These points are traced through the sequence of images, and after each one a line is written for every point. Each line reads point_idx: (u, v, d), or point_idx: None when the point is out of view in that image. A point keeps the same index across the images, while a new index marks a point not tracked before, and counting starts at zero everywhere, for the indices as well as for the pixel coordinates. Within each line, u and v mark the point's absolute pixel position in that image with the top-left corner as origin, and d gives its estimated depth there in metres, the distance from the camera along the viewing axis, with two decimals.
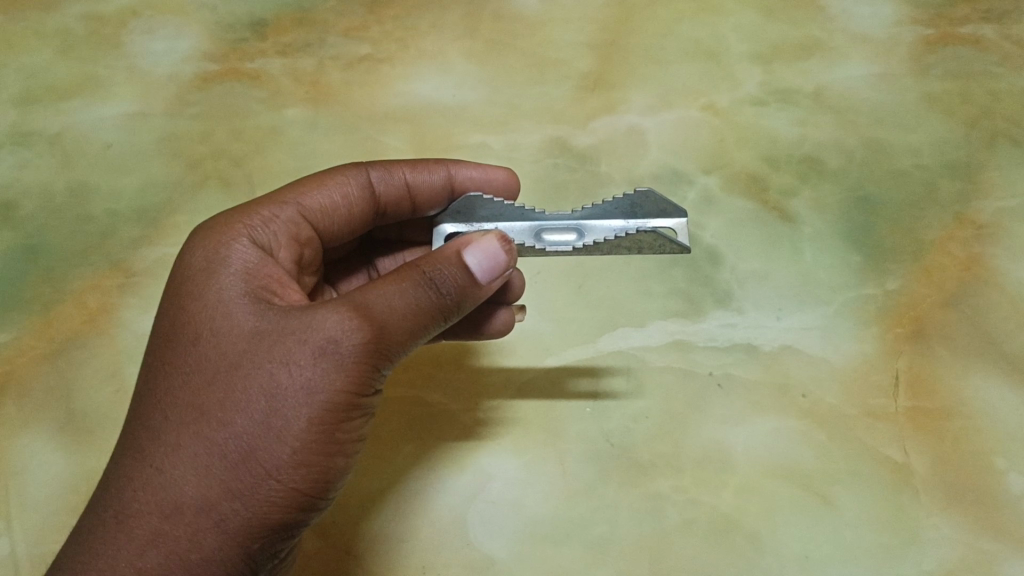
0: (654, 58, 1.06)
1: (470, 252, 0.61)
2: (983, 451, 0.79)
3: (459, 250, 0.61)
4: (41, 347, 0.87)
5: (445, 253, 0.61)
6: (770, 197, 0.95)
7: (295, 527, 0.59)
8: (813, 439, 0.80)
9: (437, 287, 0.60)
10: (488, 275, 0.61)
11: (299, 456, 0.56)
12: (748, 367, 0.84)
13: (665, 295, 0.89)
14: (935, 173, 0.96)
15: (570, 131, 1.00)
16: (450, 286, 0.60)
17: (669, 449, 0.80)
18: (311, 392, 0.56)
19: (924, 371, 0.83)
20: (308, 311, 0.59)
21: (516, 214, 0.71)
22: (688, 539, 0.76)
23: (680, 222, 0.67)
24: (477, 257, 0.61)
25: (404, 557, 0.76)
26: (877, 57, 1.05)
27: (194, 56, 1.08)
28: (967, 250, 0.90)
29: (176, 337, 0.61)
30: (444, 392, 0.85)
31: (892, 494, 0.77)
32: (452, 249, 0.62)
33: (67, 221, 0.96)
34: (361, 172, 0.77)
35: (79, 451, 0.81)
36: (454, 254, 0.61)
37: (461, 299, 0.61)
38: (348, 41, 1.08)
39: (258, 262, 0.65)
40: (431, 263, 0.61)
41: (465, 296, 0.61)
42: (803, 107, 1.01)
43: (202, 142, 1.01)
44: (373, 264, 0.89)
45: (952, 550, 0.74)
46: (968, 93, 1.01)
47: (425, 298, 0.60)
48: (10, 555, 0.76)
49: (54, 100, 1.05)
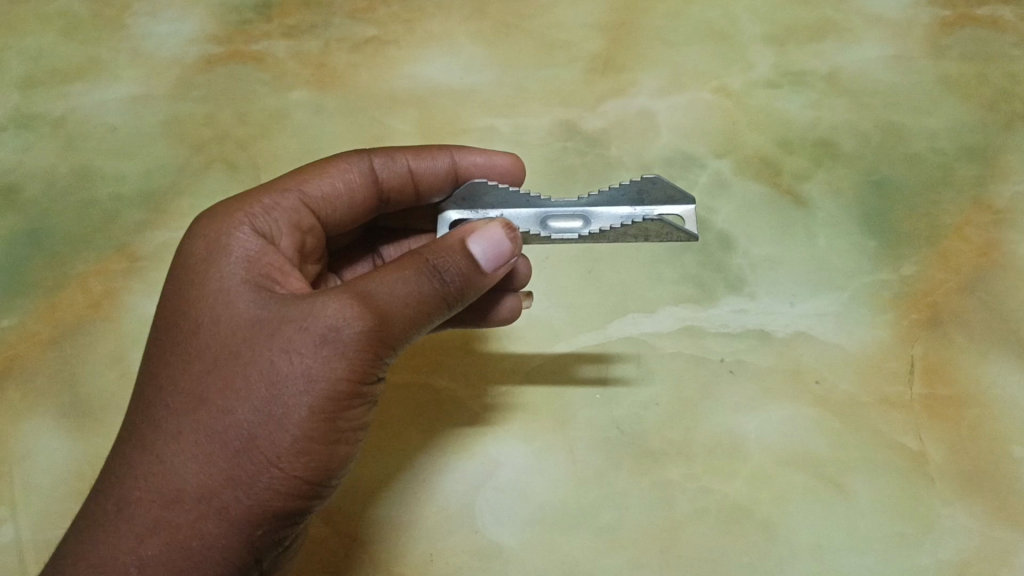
0: (665, 40, 1.04)
1: (474, 239, 0.60)
2: (1000, 439, 0.77)
3: (462, 238, 0.60)
4: (45, 332, 0.86)
5: (449, 242, 0.60)
6: (783, 181, 0.93)
7: (298, 516, 0.58)
8: (826, 427, 0.79)
9: (440, 275, 0.59)
10: (491, 263, 0.61)
11: (300, 445, 0.55)
12: (760, 354, 0.82)
13: (676, 280, 0.87)
14: (952, 157, 0.94)
15: (580, 114, 0.99)
16: (454, 275, 0.59)
17: (680, 436, 0.79)
18: (311, 380, 0.55)
19: (940, 358, 0.81)
20: (309, 299, 0.58)
21: (521, 201, 0.70)
22: (699, 528, 0.75)
23: (688, 209, 0.66)
24: (482, 245, 0.60)
25: (410, 545, 0.75)
26: (892, 38, 1.03)
27: (199, 38, 1.06)
28: (984, 235, 0.88)
29: (176, 326, 0.60)
30: (451, 378, 0.84)
31: (907, 483, 0.76)
32: (455, 237, 0.61)
33: (72, 206, 0.95)
34: (363, 159, 0.75)
35: (84, 437, 0.80)
36: (457, 243, 0.60)
37: (464, 288, 0.60)
38: (354, 23, 1.07)
39: (259, 249, 0.64)
40: (435, 252, 0.60)
41: (469, 285, 0.60)
42: (816, 89, 0.99)
43: (207, 125, 1.00)
44: (378, 251, 0.88)
45: (968, 540, 0.73)
46: (986, 75, 0.99)
47: (428, 286, 0.59)
48: (15, 542, 0.76)
49: (57, 83, 1.04)
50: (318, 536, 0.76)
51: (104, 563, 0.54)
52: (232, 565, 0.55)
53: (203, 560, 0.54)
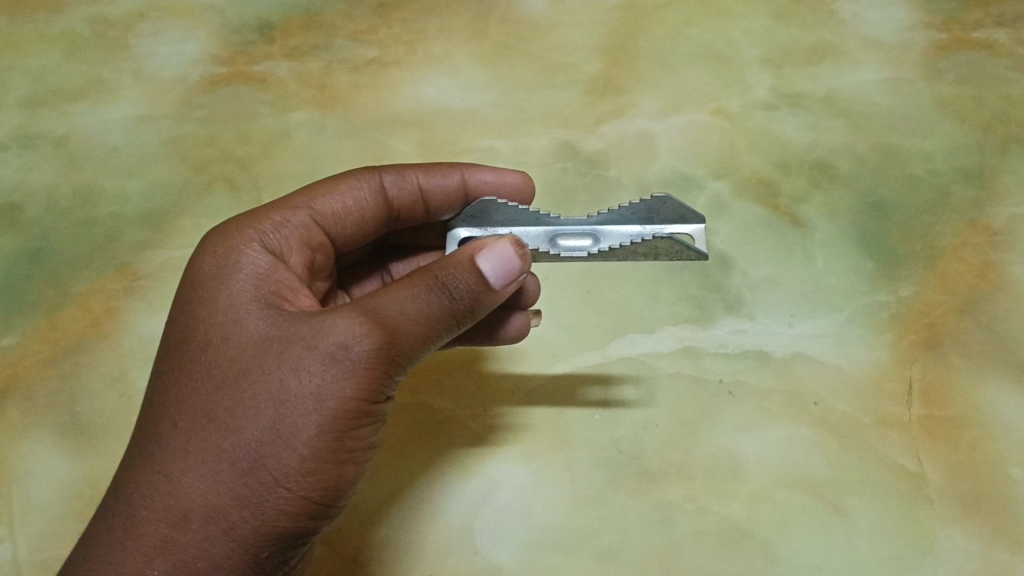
0: (663, 62, 1.05)
1: (485, 256, 0.60)
2: (998, 460, 0.78)
3: (473, 255, 0.60)
4: (45, 351, 0.86)
5: (459, 258, 0.60)
6: (782, 203, 0.94)
7: (304, 536, 0.58)
8: (825, 448, 0.79)
9: (450, 292, 0.59)
10: (503, 280, 0.60)
11: (308, 464, 0.55)
12: (759, 375, 0.83)
13: (675, 300, 0.88)
14: (948, 178, 0.94)
15: (579, 136, 1.00)
16: (463, 291, 0.59)
17: (679, 457, 0.79)
18: (321, 399, 0.55)
19: (938, 379, 0.82)
20: (319, 317, 0.58)
21: (531, 219, 0.70)
22: (698, 549, 0.74)
23: (698, 229, 0.67)
24: (493, 262, 0.60)
25: (408, 565, 0.75)
26: (888, 62, 1.04)
27: (202, 60, 1.07)
28: (981, 257, 0.89)
29: (185, 342, 0.60)
30: (451, 398, 0.84)
31: (905, 504, 0.76)
32: (466, 253, 0.60)
33: (73, 224, 0.95)
34: (374, 177, 0.76)
35: (84, 457, 0.80)
36: (467, 259, 0.60)
37: (474, 305, 0.60)
38: (356, 45, 1.08)
39: (269, 267, 0.64)
40: (445, 268, 0.60)
41: (479, 302, 0.60)
42: (814, 111, 1.00)
43: (209, 146, 1.00)
44: (387, 268, 0.89)
45: (967, 561, 0.73)
46: (982, 98, 1.00)
47: (437, 303, 0.59)
48: (12, 562, 0.75)
49: (60, 103, 1.05)
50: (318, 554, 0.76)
51: None
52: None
53: None
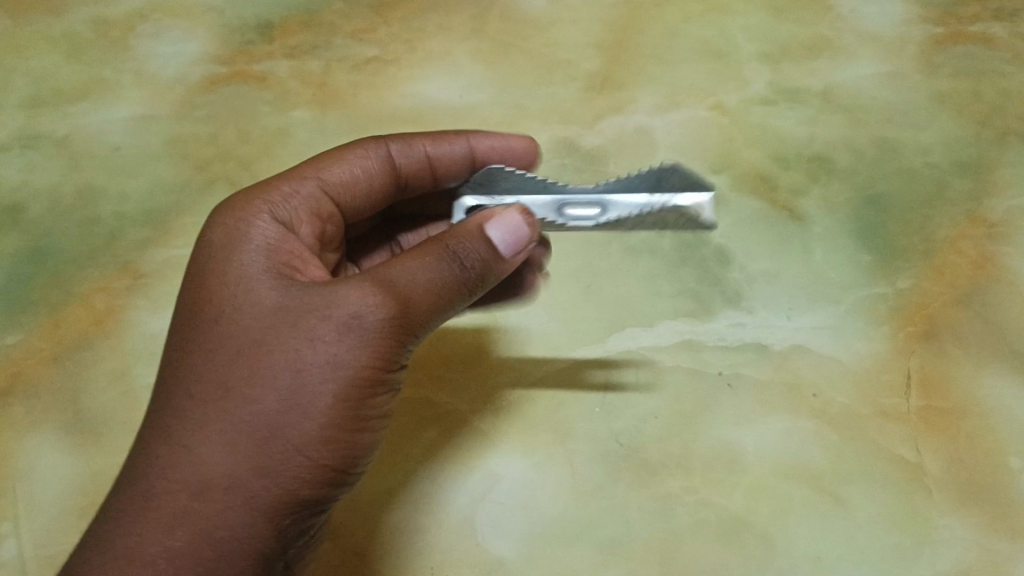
0: (661, 58, 1.05)
1: (495, 226, 0.61)
2: (996, 451, 0.78)
3: (481, 224, 0.62)
4: (49, 349, 0.87)
5: (470, 227, 0.62)
6: (780, 196, 0.94)
7: (323, 504, 0.59)
8: (824, 439, 0.79)
9: (461, 260, 0.61)
10: (512, 250, 0.62)
11: (326, 431, 0.56)
12: (758, 367, 0.83)
13: (674, 293, 0.88)
14: (946, 171, 0.95)
15: (578, 131, 1.00)
16: (474, 257, 0.61)
17: (679, 449, 0.79)
18: (338, 365, 0.56)
19: (936, 370, 0.82)
20: (333, 285, 0.59)
21: (538, 188, 0.70)
22: (698, 539, 0.75)
23: (707, 196, 0.63)
24: (503, 232, 0.61)
25: (412, 557, 0.76)
26: (885, 56, 1.04)
27: (202, 59, 1.07)
28: (979, 249, 0.90)
29: (197, 312, 0.61)
30: (452, 391, 0.84)
31: (905, 494, 0.77)
32: (475, 222, 0.62)
33: (76, 223, 0.95)
34: (381, 146, 0.76)
35: (88, 454, 0.81)
36: (477, 229, 0.62)
37: (485, 273, 0.62)
38: (356, 43, 1.08)
39: (280, 238, 0.65)
40: (455, 237, 0.61)
41: (489, 270, 0.62)
42: (812, 106, 1.01)
43: (210, 145, 1.01)
44: (396, 240, 0.89)
45: (966, 550, 0.74)
46: (979, 91, 1.01)
47: (448, 272, 0.60)
48: (18, 558, 0.76)
49: (62, 103, 1.05)
50: (335, 526, 0.77)
51: (133, 555, 0.55)
52: (263, 553, 0.56)
53: (234, 551, 0.55)
